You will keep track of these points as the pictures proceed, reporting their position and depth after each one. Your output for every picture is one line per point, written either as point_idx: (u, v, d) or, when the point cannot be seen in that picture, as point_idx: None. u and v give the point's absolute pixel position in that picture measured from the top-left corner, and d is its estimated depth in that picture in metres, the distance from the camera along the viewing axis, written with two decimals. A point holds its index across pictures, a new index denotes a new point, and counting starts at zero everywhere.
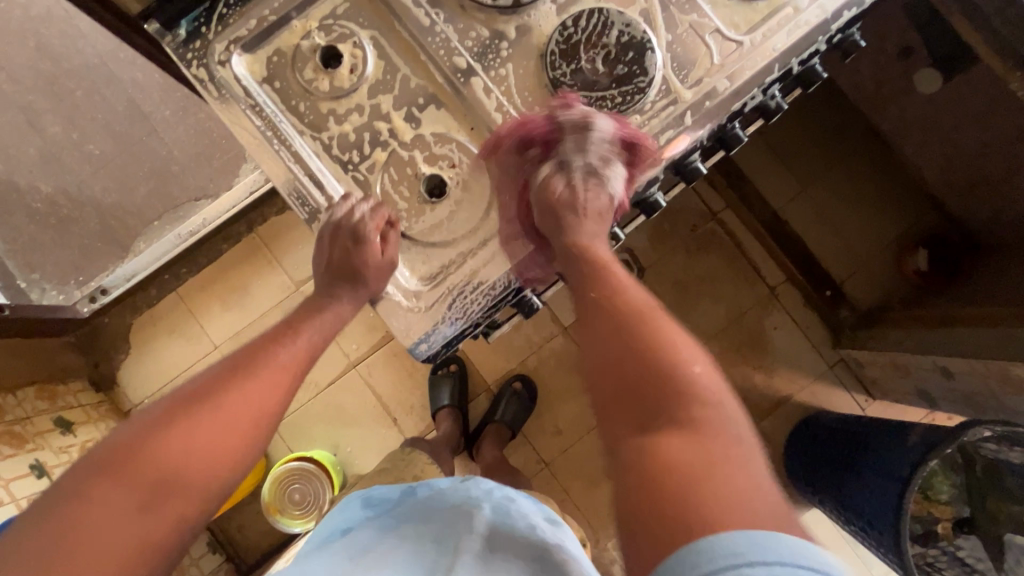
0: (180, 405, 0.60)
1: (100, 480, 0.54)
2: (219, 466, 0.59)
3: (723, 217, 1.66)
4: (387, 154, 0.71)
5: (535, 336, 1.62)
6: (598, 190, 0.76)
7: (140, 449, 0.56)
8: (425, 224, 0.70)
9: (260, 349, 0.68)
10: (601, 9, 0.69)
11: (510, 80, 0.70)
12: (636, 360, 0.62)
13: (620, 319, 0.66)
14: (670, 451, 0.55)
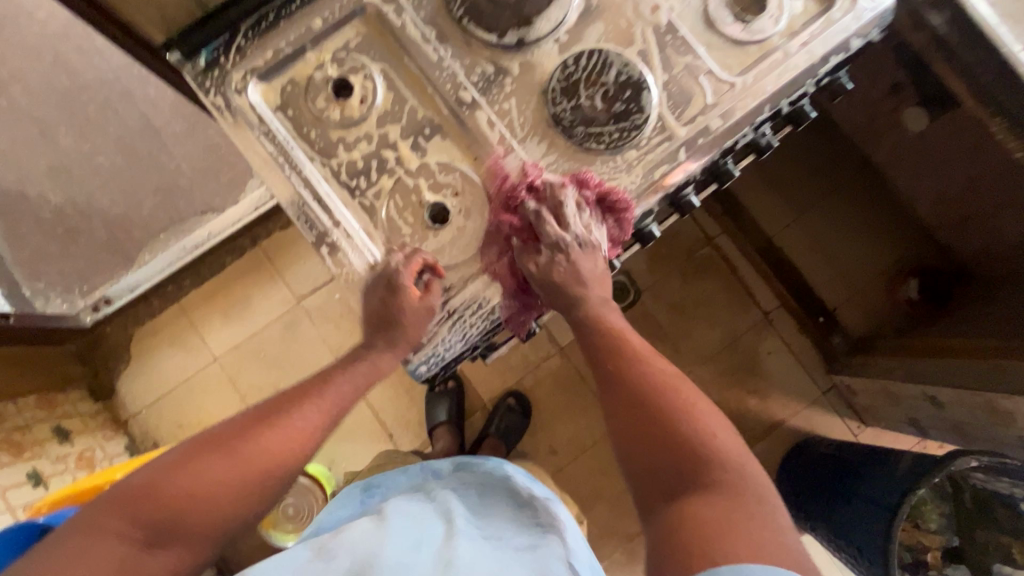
0: (198, 447, 0.63)
1: (110, 510, 0.58)
2: (219, 514, 0.61)
3: (719, 243, 1.69)
4: (393, 181, 0.74)
5: (532, 355, 1.64)
6: (591, 255, 0.73)
7: (153, 485, 0.59)
8: (427, 249, 0.73)
9: (283, 404, 0.68)
10: (601, 49, 0.73)
11: (513, 114, 0.74)
12: (653, 426, 0.65)
13: (638, 382, 0.68)
14: (692, 518, 0.58)
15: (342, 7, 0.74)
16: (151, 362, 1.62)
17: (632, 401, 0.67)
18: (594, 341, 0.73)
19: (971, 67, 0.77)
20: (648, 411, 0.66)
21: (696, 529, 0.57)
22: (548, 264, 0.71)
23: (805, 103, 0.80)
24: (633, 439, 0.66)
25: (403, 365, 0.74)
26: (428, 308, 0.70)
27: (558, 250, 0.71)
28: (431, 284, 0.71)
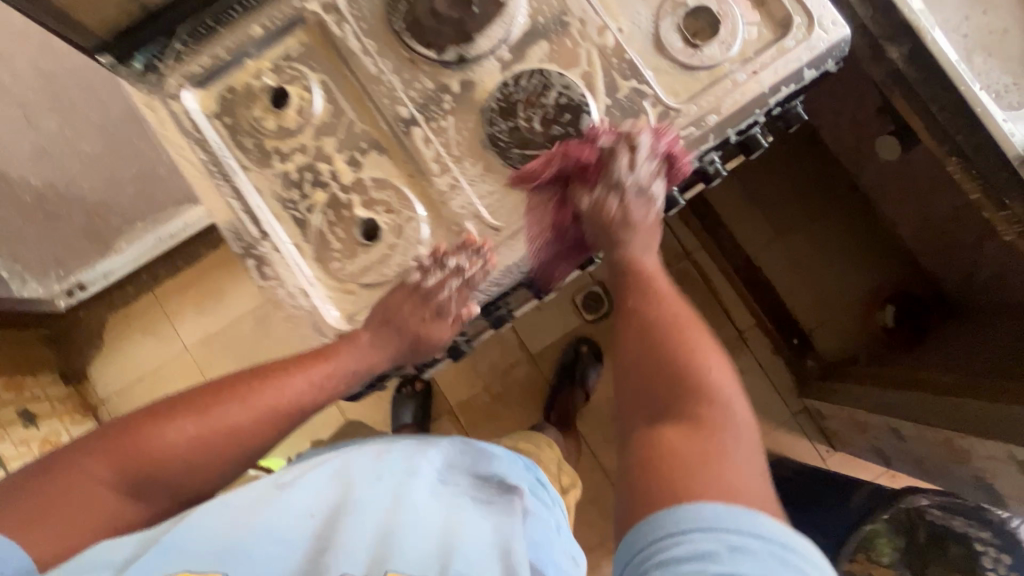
0: (181, 404, 0.62)
1: (92, 451, 0.58)
2: (198, 472, 0.61)
3: (696, 257, 1.66)
4: (326, 195, 0.73)
5: (501, 362, 1.64)
6: (645, 203, 0.71)
7: (135, 435, 0.59)
8: (357, 266, 0.72)
9: (273, 371, 0.66)
10: (543, 70, 0.72)
11: (450, 132, 0.72)
12: (661, 356, 0.61)
13: (654, 319, 0.64)
14: (668, 446, 0.53)
15: (284, 15, 0.73)
16: (129, 349, 1.64)
17: (647, 333, 0.63)
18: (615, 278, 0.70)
19: (929, 106, 0.74)
20: (657, 346, 0.62)
21: (670, 454, 0.53)
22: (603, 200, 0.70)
23: (757, 131, 0.77)
24: (634, 369, 0.62)
25: None
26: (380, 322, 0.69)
27: (614, 188, 0.70)
28: (470, 310, 0.71)
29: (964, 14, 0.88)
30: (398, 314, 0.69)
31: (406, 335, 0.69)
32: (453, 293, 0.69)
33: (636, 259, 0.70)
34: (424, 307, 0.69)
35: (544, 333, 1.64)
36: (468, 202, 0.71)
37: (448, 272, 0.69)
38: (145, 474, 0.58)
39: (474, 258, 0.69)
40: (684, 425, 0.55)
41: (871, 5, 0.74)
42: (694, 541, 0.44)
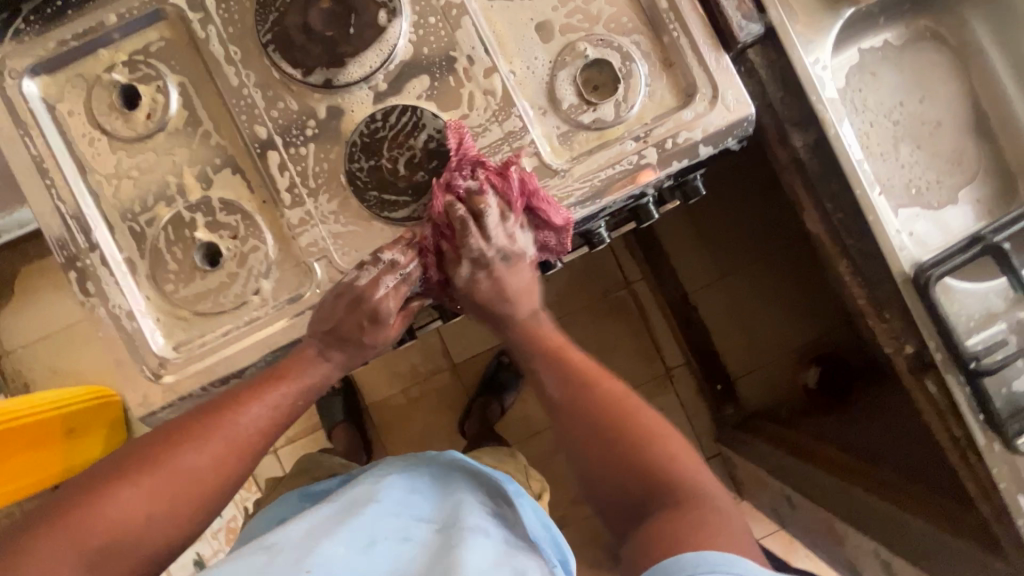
0: (133, 458, 0.55)
1: (47, 530, 0.50)
2: (168, 527, 0.54)
3: (637, 287, 1.54)
4: (169, 211, 0.67)
5: (422, 366, 1.47)
6: (516, 268, 0.68)
7: (90, 503, 0.52)
8: (192, 292, 0.67)
9: (224, 403, 0.58)
10: (416, 108, 0.66)
11: (309, 162, 0.67)
12: (616, 448, 0.59)
13: (597, 411, 0.61)
14: (664, 522, 0.52)
15: (143, 6, 0.66)
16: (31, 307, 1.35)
17: (593, 430, 0.60)
18: (541, 371, 0.66)
19: (826, 201, 0.70)
20: (608, 437, 0.60)
21: (667, 533, 0.51)
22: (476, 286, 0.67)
23: (649, 201, 0.72)
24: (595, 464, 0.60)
25: (144, 417, 0.68)
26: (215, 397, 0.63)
27: (476, 264, 0.66)
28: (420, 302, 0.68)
29: (899, 98, 0.82)
30: (342, 323, 0.63)
31: (346, 351, 0.64)
32: (391, 292, 0.63)
33: (544, 338, 0.69)
34: (355, 311, 0.62)
35: (468, 341, 1.47)
36: (317, 239, 0.67)
37: (380, 267, 0.63)
38: (111, 543, 0.51)
39: (411, 251, 0.64)
40: (666, 505, 0.54)
41: (782, 86, 0.68)
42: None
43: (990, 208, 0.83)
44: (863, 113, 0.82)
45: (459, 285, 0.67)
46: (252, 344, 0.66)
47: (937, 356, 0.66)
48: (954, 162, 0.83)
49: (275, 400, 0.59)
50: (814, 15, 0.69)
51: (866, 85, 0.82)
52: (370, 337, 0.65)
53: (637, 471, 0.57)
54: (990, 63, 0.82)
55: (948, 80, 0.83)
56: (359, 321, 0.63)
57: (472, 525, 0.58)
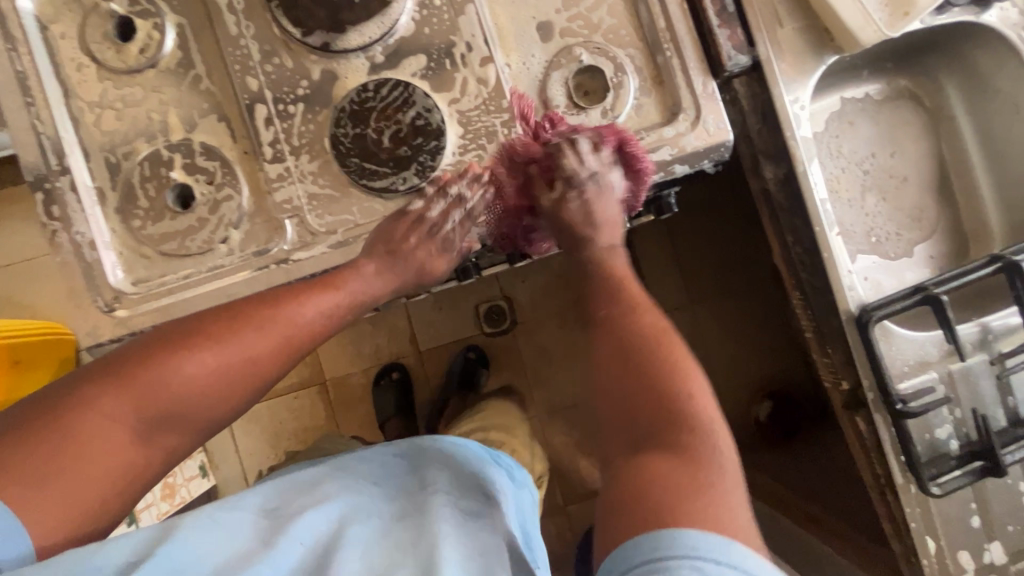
0: (191, 331, 0.54)
1: (107, 388, 0.50)
2: (214, 409, 0.54)
3: None
4: (148, 147, 0.67)
5: (387, 349, 1.47)
6: (610, 200, 0.67)
7: (148, 370, 0.51)
8: (159, 230, 0.67)
9: (278, 300, 0.58)
10: (409, 84, 0.67)
11: (296, 121, 0.67)
12: (646, 383, 0.52)
13: (636, 342, 0.55)
14: (654, 471, 0.46)
15: None
16: None
17: (627, 363, 0.54)
18: (593, 289, 0.62)
19: (788, 235, 0.73)
20: (636, 359, 0.54)
21: (658, 481, 0.45)
22: (562, 203, 0.66)
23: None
24: (608, 387, 0.54)
25: (91, 347, 0.68)
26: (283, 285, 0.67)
27: (570, 185, 0.66)
28: (471, 245, 0.70)
29: (871, 150, 0.86)
30: (401, 247, 0.65)
31: (410, 270, 0.66)
32: (457, 226, 0.67)
33: (605, 265, 0.64)
34: (427, 240, 0.66)
35: (437, 330, 1.46)
36: (293, 197, 0.67)
37: (448, 200, 0.66)
38: (172, 409, 0.52)
39: (476, 185, 0.66)
40: (674, 456, 0.47)
41: (761, 119, 0.71)
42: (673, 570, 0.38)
43: (942, 266, 0.87)
44: (836, 158, 0.86)
45: (544, 205, 0.67)
46: (212, 291, 0.67)
47: (869, 395, 0.70)
48: (914, 219, 0.87)
49: (332, 305, 0.60)
50: (799, 56, 0.72)
51: (843, 133, 0.86)
52: (430, 265, 0.67)
53: (661, 407, 0.50)
54: (959, 129, 0.86)
55: (919, 140, 0.87)
56: (417, 248, 0.66)
57: (471, 497, 0.55)
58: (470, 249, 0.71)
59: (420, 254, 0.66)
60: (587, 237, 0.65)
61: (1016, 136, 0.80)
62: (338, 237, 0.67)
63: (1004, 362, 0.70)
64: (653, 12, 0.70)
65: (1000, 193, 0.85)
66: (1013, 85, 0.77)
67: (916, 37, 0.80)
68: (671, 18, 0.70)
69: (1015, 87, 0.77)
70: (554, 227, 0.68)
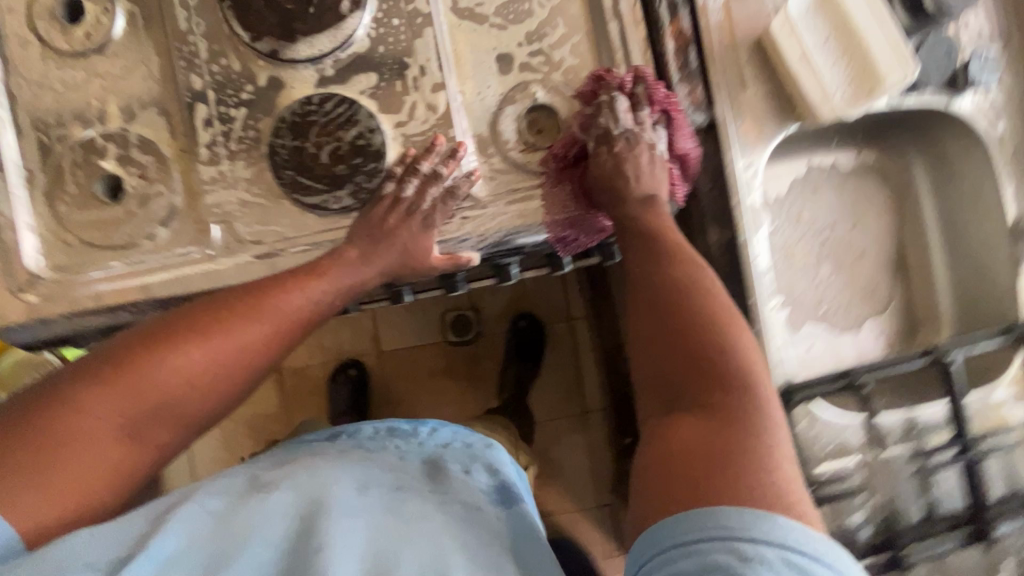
0: (174, 325, 0.51)
1: (90, 387, 0.47)
2: (206, 404, 0.52)
3: (577, 324, 1.45)
4: (83, 132, 0.66)
5: (347, 346, 1.45)
6: (653, 154, 0.65)
7: (131, 369, 0.48)
8: (83, 218, 0.66)
9: (266, 287, 0.56)
10: (354, 102, 0.66)
11: (236, 124, 0.66)
12: (683, 338, 0.49)
13: (671, 292, 0.52)
14: (694, 442, 0.43)
15: None
16: None
17: (662, 318, 0.51)
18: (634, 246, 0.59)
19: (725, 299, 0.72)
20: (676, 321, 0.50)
21: (699, 453, 0.42)
22: (599, 161, 0.65)
23: (513, 262, 0.73)
24: (648, 347, 0.51)
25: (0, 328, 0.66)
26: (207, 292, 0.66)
27: (602, 142, 0.66)
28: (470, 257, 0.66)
29: (833, 219, 0.85)
30: (381, 229, 0.63)
31: (395, 251, 0.63)
32: (439, 206, 0.65)
33: (644, 218, 0.61)
34: (407, 220, 0.64)
35: (400, 334, 1.45)
36: (223, 202, 0.66)
37: (422, 176, 0.65)
38: (158, 405, 0.49)
39: (451, 161, 0.65)
40: (711, 416, 0.44)
41: (711, 181, 0.70)
42: (705, 554, 0.36)
43: (889, 345, 0.86)
44: (796, 224, 0.84)
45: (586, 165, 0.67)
46: (129, 287, 0.65)
47: None
48: (867, 293, 0.86)
49: (316, 293, 0.58)
50: (760, 121, 0.70)
51: (806, 199, 0.85)
52: (418, 246, 0.64)
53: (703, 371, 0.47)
54: (922, 210, 0.86)
55: (883, 215, 0.86)
56: (399, 228, 0.64)
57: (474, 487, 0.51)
58: (469, 263, 0.66)
59: (402, 237, 0.63)
60: (626, 187, 0.64)
61: (975, 227, 0.80)
62: (263, 249, 0.66)
63: (925, 457, 0.69)
64: (616, 58, 0.69)
65: (954, 277, 0.84)
66: (979, 176, 0.77)
67: (889, 114, 0.79)
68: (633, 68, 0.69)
69: (979, 180, 0.77)
70: (597, 187, 0.66)
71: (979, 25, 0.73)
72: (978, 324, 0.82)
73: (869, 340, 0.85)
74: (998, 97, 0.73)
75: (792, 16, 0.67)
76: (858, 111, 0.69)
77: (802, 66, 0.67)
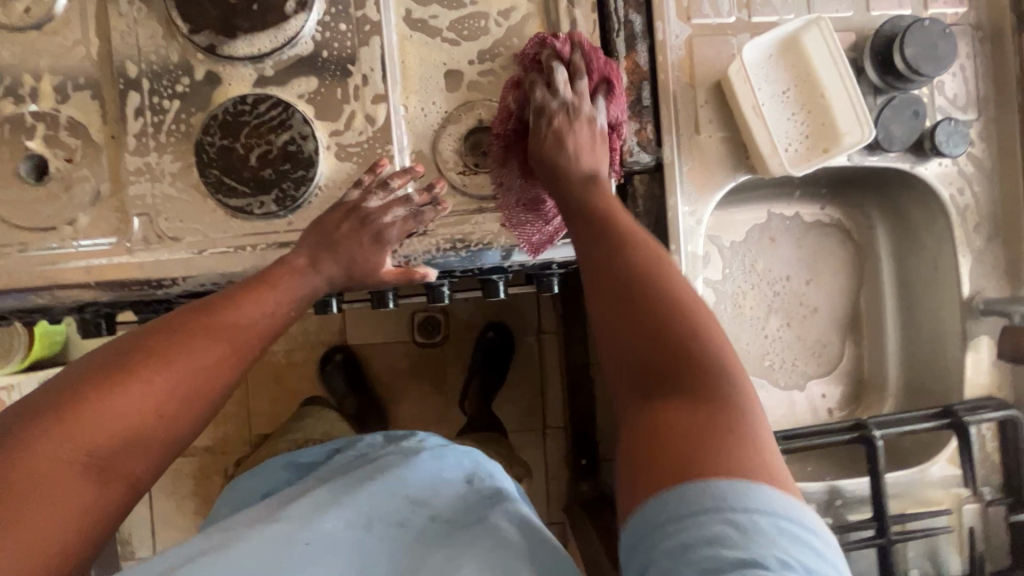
0: (131, 352, 0.45)
1: (44, 428, 0.40)
2: (179, 432, 0.46)
3: (546, 340, 1.33)
4: (13, 108, 0.65)
5: (313, 335, 1.32)
6: (592, 127, 0.62)
7: (88, 405, 0.42)
8: (4, 195, 0.65)
9: (236, 298, 0.53)
10: (289, 106, 0.64)
11: (168, 117, 0.65)
12: (645, 309, 0.42)
13: (627, 263, 0.46)
14: (674, 421, 0.37)
15: None
16: None
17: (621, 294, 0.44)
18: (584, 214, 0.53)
19: None
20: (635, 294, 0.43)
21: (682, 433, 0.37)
22: (540, 137, 0.61)
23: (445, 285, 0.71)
24: (605, 320, 0.44)
25: None
26: (122, 283, 0.64)
27: (542, 115, 0.62)
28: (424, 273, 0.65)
29: (788, 272, 0.81)
30: (334, 238, 0.61)
31: (339, 263, 0.61)
32: (398, 221, 0.64)
33: (592, 188, 0.57)
34: (359, 231, 0.62)
35: (367, 332, 1.32)
36: (147, 194, 0.65)
37: (388, 189, 0.63)
38: (125, 440, 0.43)
39: (427, 194, 0.64)
40: (688, 399, 0.38)
41: (651, 223, 0.68)
42: (700, 527, 0.33)
43: (830, 409, 0.83)
44: (749, 273, 0.80)
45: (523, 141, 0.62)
46: (43, 271, 0.64)
47: None
48: (814, 352, 0.82)
49: (275, 304, 0.54)
50: (709, 168, 0.67)
51: (762, 248, 0.81)
52: (367, 261, 0.63)
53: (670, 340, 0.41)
54: (879, 270, 0.83)
55: (841, 274, 0.83)
56: (354, 241, 0.62)
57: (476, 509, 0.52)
58: (423, 279, 0.66)
59: (351, 249, 0.61)
60: (567, 164, 0.59)
61: (930, 298, 0.77)
62: (182, 247, 0.64)
63: (843, 534, 0.66)
64: None
65: (904, 343, 0.82)
66: (939, 246, 0.74)
67: (854, 173, 0.76)
68: None
69: (938, 251, 0.75)
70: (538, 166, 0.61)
71: (955, 88, 0.69)
72: (922, 400, 0.79)
73: (811, 401, 0.82)
74: (965, 165, 0.70)
75: (748, 63, 0.65)
76: (811, 169, 0.66)
77: (754, 117, 0.65)
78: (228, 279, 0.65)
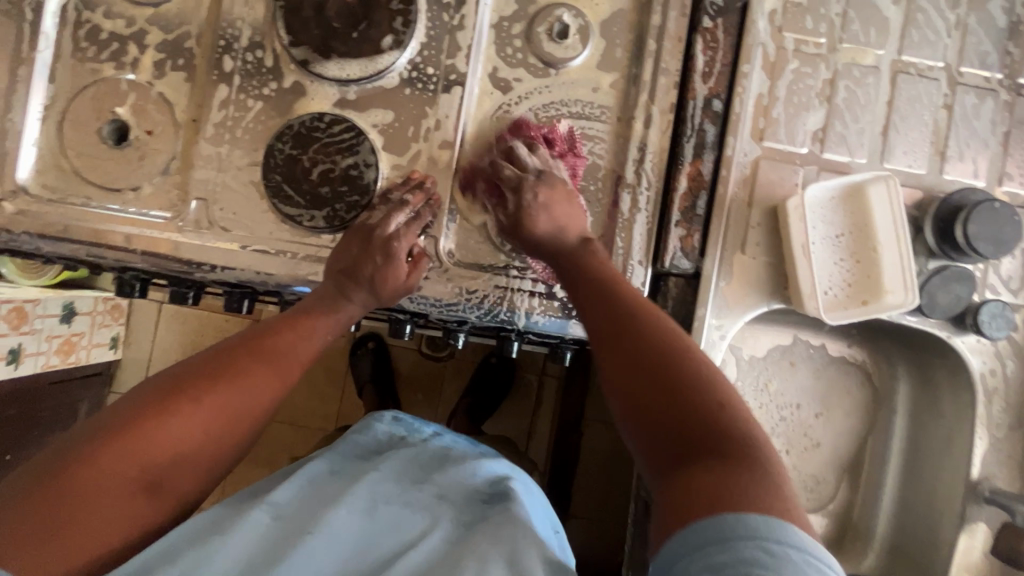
0: (182, 379, 0.52)
1: (105, 445, 0.47)
2: (218, 448, 0.52)
3: (547, 384, 1.32)
4: (113, 73, 0.69)
5: None
6: (569, 194, 0.65)
7: (145, 428, 0.48)
8: (83, 150, 0.68)
9: (284, 330, 0.60)
10: (361, 133, 0.67)
11: (249, 115, 0.68)
12: (663, 373, 0.49)
13: (645, 343, 0.51)
14: (709, 479, 0.42)
15: None
16: None
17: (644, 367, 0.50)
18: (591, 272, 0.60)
19: None
20: (657, 364, 0.49)
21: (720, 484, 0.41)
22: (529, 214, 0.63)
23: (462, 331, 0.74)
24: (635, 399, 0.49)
25: None
26: (165, 256, 0.67)
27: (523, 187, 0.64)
28: (421, 252, 0.66)
29: (798, 400, 0.80)
30: (355, 260, 0.63)
31: (363, 287, 0.63)
32: (401, 229, 0.65)
33: (597, 262, 0.61)
34: (371, 249, 0.63)
35: (377, 331, 1.34)
36: (210, 181, 0.68)
37: (390, 205, 0.66)
38: (171, 458, 0.49)
39: (418, 191, 0.66)
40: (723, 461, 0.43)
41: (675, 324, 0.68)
42: (735, 550, 0.37)
43: None
44: (761, 391, 0.79)
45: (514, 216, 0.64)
46: (99, 228, 0.67)
47: None
48: (807, 486, 0.80)
49: (314, 333, 0.61)
50: (745, 287, 0.68)
51: (780, 370, 0.81)
52: (385, 277, 0.63)
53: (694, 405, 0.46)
54: (892, 418, 0.82)
55: (851, 413, 0.82)
56: (368, 260, 0.63)
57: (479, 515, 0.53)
58: (420, 257, 0.66)
59: (368, 269, 0.63)
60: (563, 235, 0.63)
61: (938, 466, 0.75)
62: (229, 238, 0.67)
63: None
64: (623, 177, 0.67)
65: (900, 498, 0.80)
66: (959, 417, 0.73)
67: (887, 325, 0.75)
68: (639, 193, 0.67)
69: (957, 423, 0.73)
70: (532, 237, 0.64)
71: (1011, 269, 0.69)
72: (904, 564, 0.77)
73: None
74: (1003, 345, 0.69)
75: (808, 201, 0.65)
76: (846, 318, 0.66)
77: (802, 253, 0.65)
78: (263, 278, 0.67)
